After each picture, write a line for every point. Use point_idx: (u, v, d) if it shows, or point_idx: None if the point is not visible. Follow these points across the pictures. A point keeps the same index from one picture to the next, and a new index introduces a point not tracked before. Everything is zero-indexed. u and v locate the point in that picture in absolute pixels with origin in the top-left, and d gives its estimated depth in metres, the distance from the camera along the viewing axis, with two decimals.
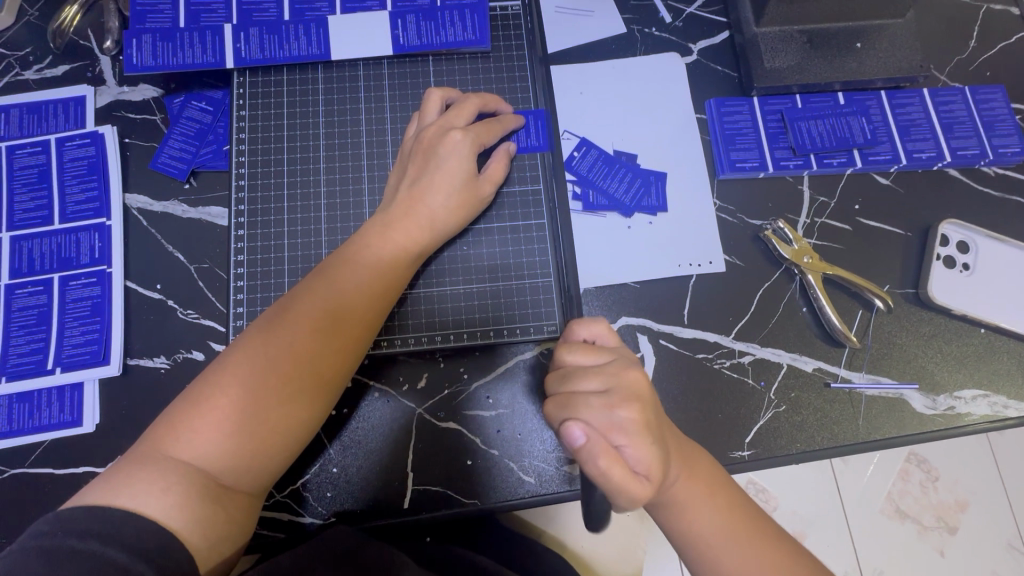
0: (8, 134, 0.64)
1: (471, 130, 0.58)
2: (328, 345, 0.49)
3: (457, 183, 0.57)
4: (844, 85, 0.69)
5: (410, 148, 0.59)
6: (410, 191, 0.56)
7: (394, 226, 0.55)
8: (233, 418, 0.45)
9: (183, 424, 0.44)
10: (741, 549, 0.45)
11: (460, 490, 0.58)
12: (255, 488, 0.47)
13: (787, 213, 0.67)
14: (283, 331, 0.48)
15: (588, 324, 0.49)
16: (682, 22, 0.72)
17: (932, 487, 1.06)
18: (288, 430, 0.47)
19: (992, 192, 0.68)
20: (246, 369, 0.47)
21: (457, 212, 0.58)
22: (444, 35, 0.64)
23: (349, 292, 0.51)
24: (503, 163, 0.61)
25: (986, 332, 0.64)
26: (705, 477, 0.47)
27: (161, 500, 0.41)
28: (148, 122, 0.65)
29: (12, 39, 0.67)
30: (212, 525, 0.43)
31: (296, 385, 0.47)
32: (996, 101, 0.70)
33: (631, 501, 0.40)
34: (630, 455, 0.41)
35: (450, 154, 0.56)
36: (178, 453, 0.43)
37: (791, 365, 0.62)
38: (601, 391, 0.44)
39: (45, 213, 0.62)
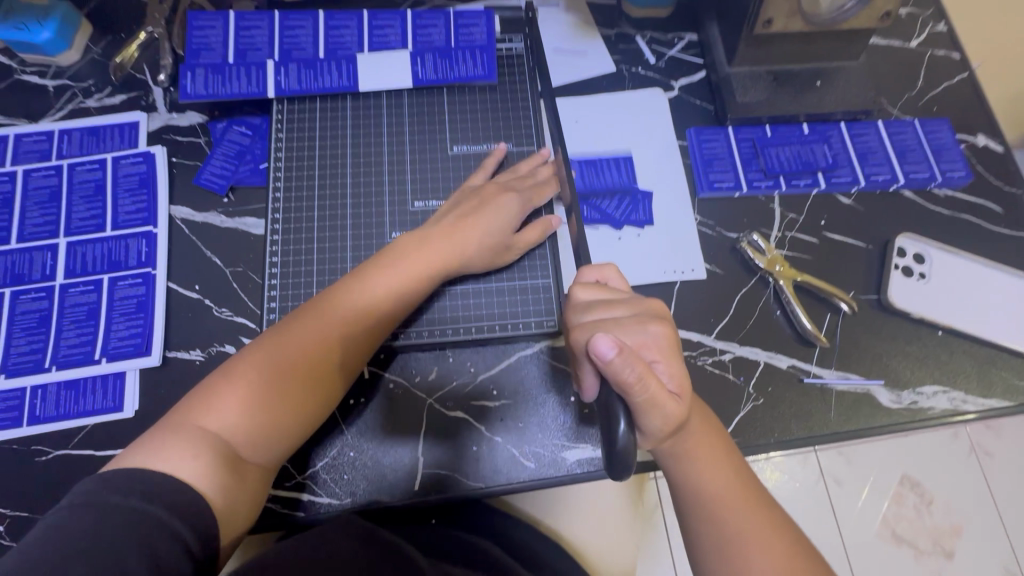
0: (69, 152, 0.73)
1: (524, 194, 0.68)
2: (347, 347, 0.57)
3: (497, 228, 0.65)
4: (808, 117, 0.78)
5: (467, 193, 0.68)
6: (455, 222, 0.65)
7: (417, 252, 0.62)
8: (254, 399, 0.52)
9: (211, 401, 0.51)
10: (744, 507, 0.49)
11: (466, 474, 0.64)
12: (264, 462, 0.53)
13: (760, 227, 0.75)
14: (311, 331, 0.56)
15: (599, 268, 0.56)
16: (664, 62, 0.82)
17: (926, 509, 1.27)
18: (303, 415, 0.54)
19: (942, 210, 0.76)
20: (270, 355, 0.54)
21: (487, 248, 0.65)
22: (457, 70, 0.74)
23: (368, 301, 0.59)
24: (539, 230, 0.68)
25: (944, 333, 0.71)
26: (719, 442, 0.52)
27: (188, 463, 0.47)
28: (193, 143, 0.74)
29: (77, 72, 0.77)
30: (233, 485, 0.49)
31: (315, 379, 0.55)
32: (942, 132, 0.79)
33: (664, 416, 0.46)
34: (662, 371, 0.49)
35: (503, 208, 0.66)
36: (205, 425, 0.50)
37: (767, 362, 0.69)
38: (630, 316, 0.51)
39: (99, 221, 0.70)
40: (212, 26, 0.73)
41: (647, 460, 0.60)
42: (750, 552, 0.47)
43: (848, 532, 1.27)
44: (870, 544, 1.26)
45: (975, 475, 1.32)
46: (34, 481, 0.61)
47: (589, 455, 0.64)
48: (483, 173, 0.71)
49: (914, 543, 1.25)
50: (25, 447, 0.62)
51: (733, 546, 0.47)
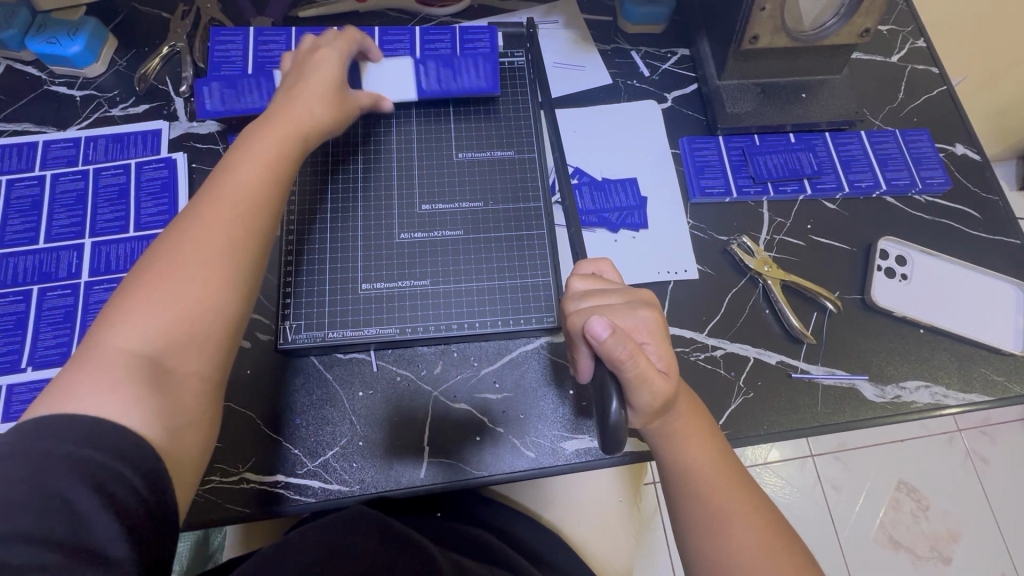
0: (95, 158, 0.77)
1: (336, 44, 0.69)
2: (228, 221, 0.54)
3: (332, 86, 0.66)
4: (794, 127, 0.82)
5: (287, 70, 0.69)
6: (285, 103, 0.64)
7: (275, 125, 0.62)
8: (155, 306, 0.49)
9: (110, 322, 0.49)
10: (727, 487, 0.52)
11: (470, 463, 0.66)
12: (200, 370, 0.51)
13: (749, 230, 0.79)
14: (186, 227, 0.53)
15: (594, 262, 0.60)
16: (658, 75, 0.87)
17: (922, 515, 1.33)
18: (213, 304, 0.51)
19: (923, 215, 0.80)
20: (164, 265, 0.51)
21: (331, 112, 0.66)
22: (459, 81, 0.78)
23: (237, 180, 0.57)
24: (370, 99, 0.72)
25: (925, 331, 0.74)
26: (705, 425, 0.55)
27: (106, 395, 0.44)
28: (212, 150, 0.78)
29: (103, 83, 0.81)
30: (162, 402, 0.46)
31: (213, 265, 0.52)
32: (922, 141, 0.83)
33: (652, 391, 0.49)
34: (652, 351, 0.52)
35: (323, 61, 0.67)
36: (109, 348, 0.47)
37: (757, 357, 0.72)
38: (622, 303, 0.55)
39: (122, 223, 0.73)
40: (233, 40, 0.78)
41: (640, 449, 0.63)
42: (732, 529, 0.50)
43: (844, 535, 1.31)
44: (869, 549, 1.30)
45: (975, 479, 1.36)
46: None
47: (587, 445, 0.67)
48: (288, 63, 0.71)
49: (912, 549, 1.30)
50: None
51: (717, 523, 0.50)
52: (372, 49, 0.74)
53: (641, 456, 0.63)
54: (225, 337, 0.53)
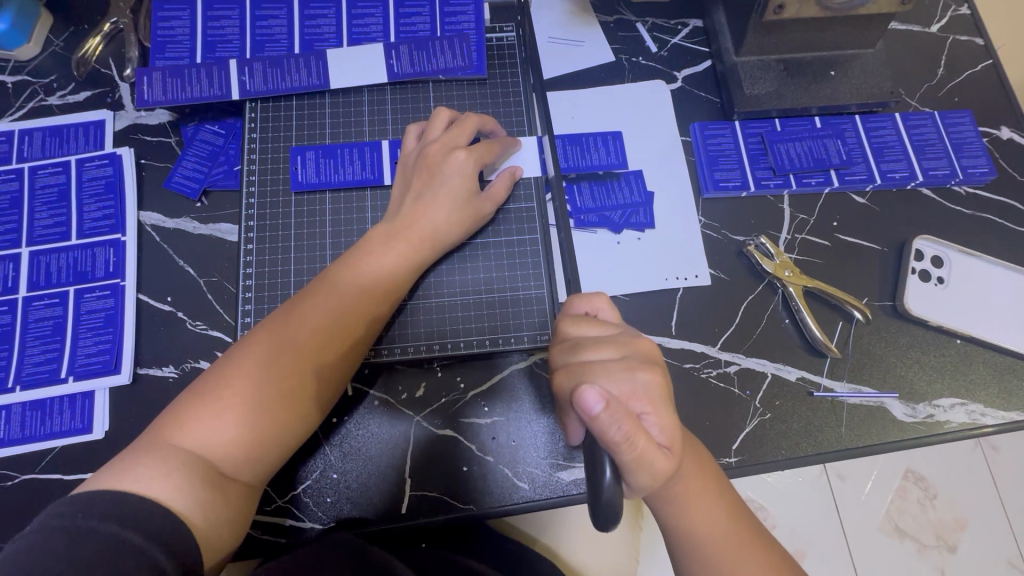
0: (31, 155, 0.68)
1: (474, 150, 0.61)
2: (329, 343, 0.52)
3: (457, 199, 0.60)
4: (820, 110, 0.73)
5: (414, 162, 0.61)
6: (414, 204, 0.59)
7: (398, 232, 0.58)
8: (240, 410, 0.47)
9: (189, 415, 0.47)
10: (738, 555, 0.46)
11: (457, 496, 0.60)
12: (254, 480, 0.48)
13: (768, 229, 0.70)
14: (292, 330, 0.51)
15: (588, 298, 0.51)
16: (667, 51, 0.77)
17: (930, 504, 1.13)
18: (285, 427, 0.49)
19: (963, 210, 0.72)
20: (258, 363, 0.49)
21: (458, 221, 0.60)
22: (435, 63, 0.69)
23: (347, 299, 0.54)
24: (505, 181, 0.64)
25: (962, 342, 0.67)
26: (711, 480, 0.49)
27: (161, 484, 0.42)
28: (163, 144, 0.69)
29: (38, 67, 0.72)
30: (219, 508, 0.45)
31: (297, 387, 0.50)
32: (964, 125, 0.74)
33: (651, 473, 0.43)
34: (652, 423, 0.44)
35: (454, 172, 0.59)
36: (183, 444, 0.45)
37: (775, 374, 0.65)
38: (617, 359, 0.46)
39: (63, 229, 0.65)
40: (178, 17, 0.69)
41: None
42: None
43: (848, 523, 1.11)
44: (872, 539, 1.11)
45: (992, 465, 1.16)
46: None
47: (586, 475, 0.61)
48: (414, 138, 0.64)
49: (918, 537, 1.11)
50: None
51: None
52: (512, 141, 0.66)
53: None
54: (289, 450, 0.51)
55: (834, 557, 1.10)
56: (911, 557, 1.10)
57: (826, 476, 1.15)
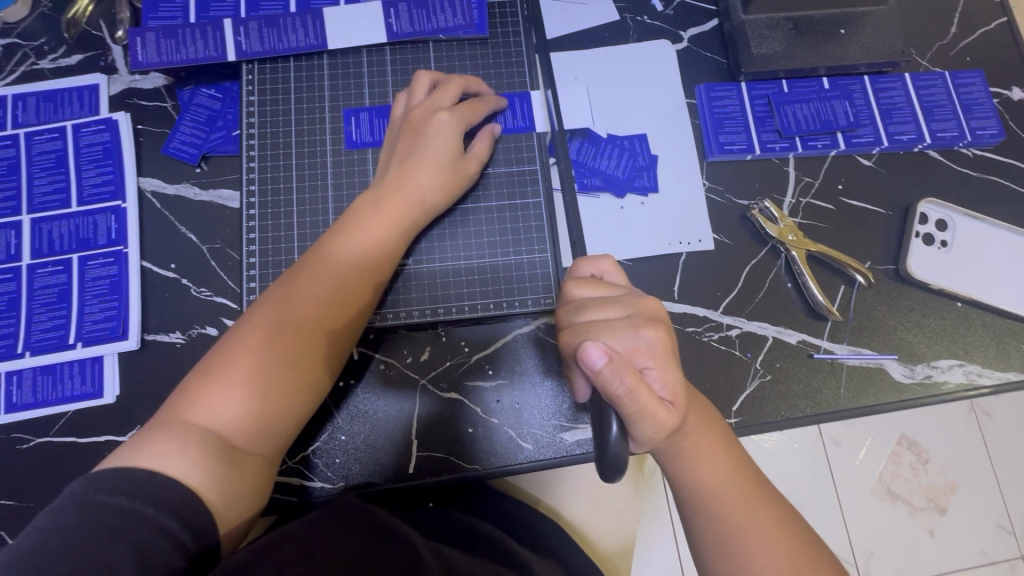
0: (26, 121, 0.67)
1: (456, 110, 0.61)
2: (328, 314, 0.53)
3: (443, 162, 0.60)
4: (828, 70, 0.71)
5: (397, 128, 0.61)
6: (400, 170, 0.59)
7: (383, 200, 0.58)
8: (246, 387, 0.48)
9: (197, 393, 0.47)
10: (746, 505, 0.47)
11: (462, 456, 0.62)
12: (268, 452, 0.49)
13: (773, 193, 0.70)
14: (288, 304, 0.51)
15: (594, 261, 0.52)
16: (673, 9, 0.74)
17: (921, 467, 1.15)
18: (292, 399, 0.50)
19: (970, 172, 0.71)
20: (259, 339, 0.49)
21: (449, 187, 0.60)
22: (435, 22, 0.67)
23: (342, 272, 0.54)
24: (487, 141, 0.64)
25: (963, 305, 0.67)
26: (718, 436, 0.50)
27: (179, 459, 0.43)
28: (159, 109, 0.68)
29: (27, 29, 0.70)
30: (236, 481, 0.45)
31: (302, 358, 0.51)
32: (975, 85, 0.73)
33: (654, 426, 0.44)
34: (654, 378, 0.45)
35: (436, 135, 0.59)
36: (196, 420, 0.46)
37: (776, 337, 0.66)
38: (622, 318, 0.47)
39: (63, 197, 0.65)
40: None
41: None
42: (752, 550, 0.45)
43: (842, 487, 1.14)
44: (864, 502, 1.14)
45: (986, 431, 1.18)
46: (17, 470, 0.59)
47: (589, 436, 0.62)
48: (402, 102, 0.63)
49: (909, 499, 1.14)
50: (5, 436, 0.60)
51: (733, 543, 0.46)
52: (495, 99, 0.65)
53: None
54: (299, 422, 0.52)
55: (828, 520, 1.12)
56: (902, 519, 1.13)
57: (821, 442, 1.17)
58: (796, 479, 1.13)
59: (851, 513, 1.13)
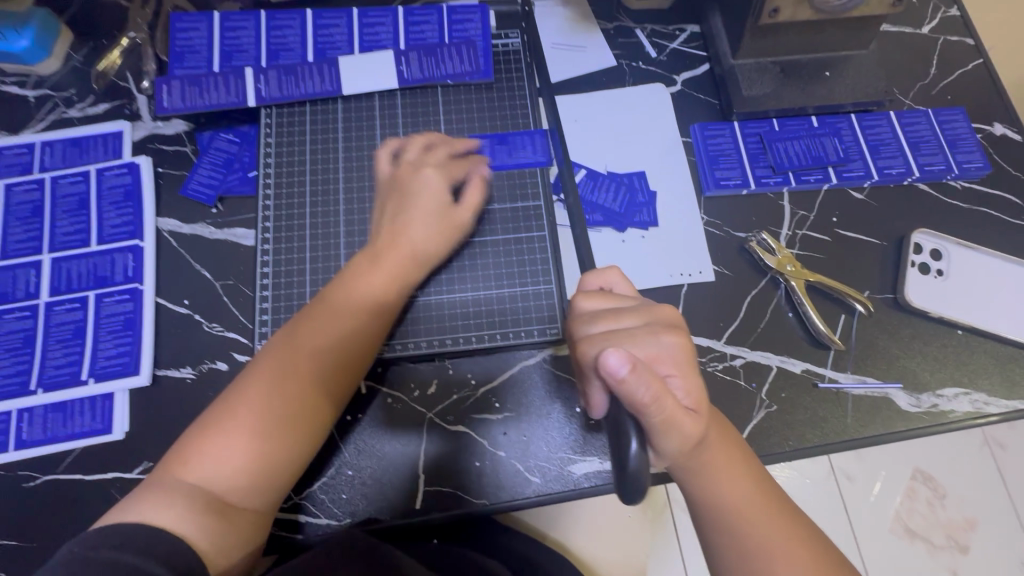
0: (52, 165, 0.70)
1: (439, 167, 0.64)
2: (329, 363, 0.54)
3: (433, 214, 0.62)
4: (817, 109, 0.75)
5: (385, 184, 0.64)
6: (394, 224, 0.61)
7: (387, 251, 0.60)
8: (239, 443, 0.49)
9: (195, 450, 0.48)
10: (767, 528, 0.46)
11: (470, 490, 0.61)
12: (265, 505, 0.50)
13: (769, 226, 0.72)
14: (289, 354, 0.53)
15: (600, 274, 0.54)
16: (666, 55, 0.79)
17: (938, 504, 1.17)
18: (290, 453, 0.51)
19: (959, 203, 0.73)
20: (255, 395, 0.50)
21: (442, 237, 0.63)
22: (444, 68, 0.71)
23: (341, 322, 0.55)
24: (479, 192, 0.65)
25: (963, 333, 0.68)
26: (734, 450, 0.50)
27: (175, 521, 0.45)
28: (179, 152, 0.71)
29: (58, 81, 0.74)
30: (231, 536, 0.47)
31: (301, 410, 0.51)
32: (958, 122, 0.76)
33: (679, 434, 0.44)
34: (678, 385, 0.46)
35: (422, 188, 0.62)
36: (193, 478, 0.47)
37: (780, 366, 0.66)
38: (641, 326, 0.48)
39: (84, 236, 0.67)
40: (196, 28, 0.72)
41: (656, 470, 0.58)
42: (775, 566, 0.45)
43: (859, 527, 1.16)
44: (881, 541, 1.15)
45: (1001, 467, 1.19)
46: (22, 509, 0.59)
47: (597, 468, 0.62)
48: (388, 158, 0.65)
49: (928, 538, 1.15)
50: (12, 474, 0.59)
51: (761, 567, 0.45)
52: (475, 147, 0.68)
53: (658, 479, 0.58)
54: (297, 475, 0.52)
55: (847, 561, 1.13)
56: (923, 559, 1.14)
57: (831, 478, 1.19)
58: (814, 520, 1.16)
59: (870, 553, 1.14)
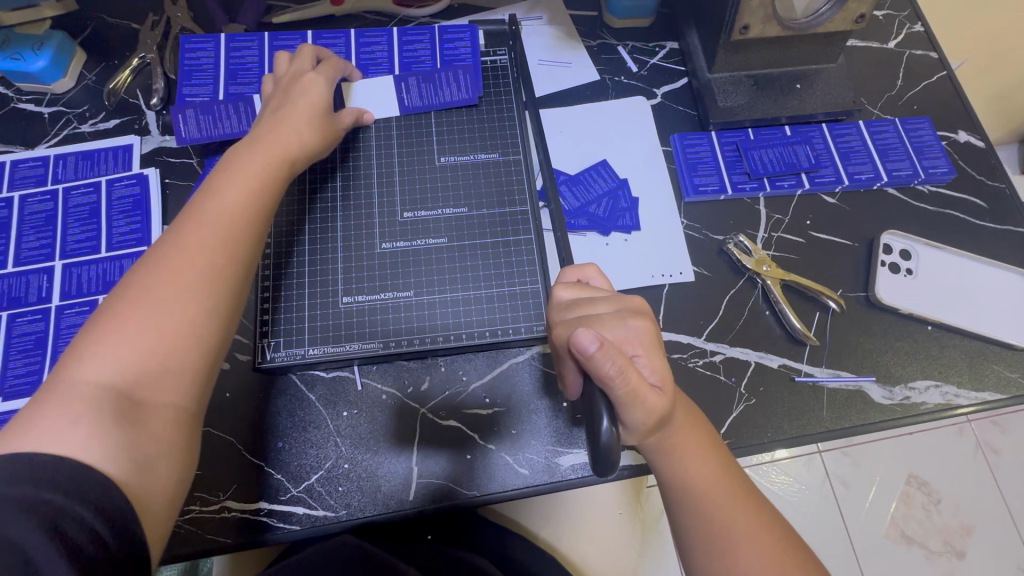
0: (65, 177, 0.74)
1: (321, 69, 0.68)
2: (218, 250, 0.53)
3: (315, 109, 0.65)
4: (789, 119, 0.79)
5: (270, 93, 0.68)
6: (272, 122, 0.63)
7: (261, 151, 0.60)
8: (132, 335, 0.47)
9: (77, 356, 0.45)
10: (730, 508, 0.49)
11: (461, 482, 0.64)
12: (178, 402, 0.48)
13: (746, 228, 0.76)
14: (160, 270, 0.50)
15: (578, 269, 0.58)
16: (646, 70, 0.84)
17: (934, 509, 1.23)
18: (190, 339, 0.49)
19: (926, 206, 0.77)
20: (141, 289, 0.49)
21: (317, 136, 0.65)
22: (441, 95, 0.76)
23: (225, 208, 0.55)
24: (352, 117, 0.71)
25: (934, 328, 0.71)
26: (703, 436, 0.53)
27: (70, 431, 0.41)
28: (186, 164, 0.75)
29: (71, 99, 0.78)
30: (140, 439, 0.44)
31: (196, 292, 0.50)
32: (924, 130, 0.80)
33: (645, 408, 0.47)
34: (644, 364, 0.49)
35: (309, 89, 0.65)
36: (82, 382, 0.44)
37: (758, 362, 0.69)
38: (611, 312, 0.52)
39: (94, 244, 0.71)
40: (203, 48, 0.76)
41: (637, 462, 0.61)
42: (735, 543, 0.48)
43: (855, 532, 1.22)
44: (878, 545, 1.21)
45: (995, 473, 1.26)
46: None
47: (583, 460, 0.64)
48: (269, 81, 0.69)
49: (925, 543, 1.21)
50: None
51: (722, 543, 0.48)
52: (351, 67, 0.74)
53: (639, 470, 0.60)
54: (208, 365, 0.50)
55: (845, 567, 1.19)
56: (921, 564, 1.19)
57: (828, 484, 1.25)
58: (812, 527, 1.21)
59: (867, 557, 1.20)
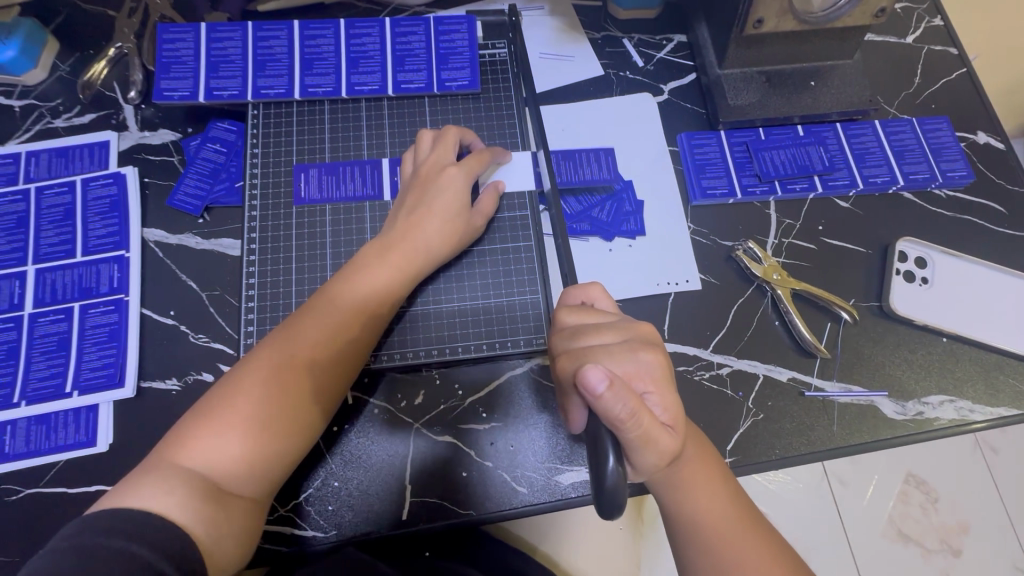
0: (38, 175, 0.70)
1: (463, 165, 0.64)
2: (330, 357, 0.54)
3: (447, 214, 0.62)
4: (802, 118, 0.75)
5: (409, 181, 0.65)
6: (406, 220, 0.62)
7: (386, 254, 0.60)
8: (243, 426, 0.49)
9: (191, 436, 0.48)
10: (738, 544, 0.46)
11: (456, 500, 0.61)
12: (256, 493, 0.50)
13: (756, 234, 0.72)
14: (275, 361, 0.52)
15: (583, 288, 0.54)
16: (653, 65, 0.79)
17: (931, 507, 1.22)
18: (285, 440, 0.51)
19: (943, 212, 0.74)
20: (258, 382, 0.51)
21: (443, 242, 0.62)
22: (439, 78, 0.73)
23: (348, 308, 0.56)
24: (492, 198, 0.66)
25: (948, 340, 0.68)
26: (711, 468, 0.50)
27: (165, 498, 0.44)
28: (166, 162, 0.71)
29: (44, 91, 0.74)
30: (224, 521, 0.46)
31: (298, 394, 0.52)
32: (942, 131, 0.77)
33: (655, 449, 0.44)
34: (653, 401, 0.47)
35: (448, 186, 0.63)
36: (188, 462, 0.46)
37: (766, 375, 0.66)
38: (619, 342, 0.49)
39: (69, 247, 0.67)
40: (182, 38, 0.72)
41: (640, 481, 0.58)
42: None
43: (854, 533, 1.20)
44: (876, 545, 1.20)
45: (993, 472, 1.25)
46: (4, 523, 0.58)
47: (584, 478, 0.62)
48: (410, 160, 0.67)
49: (922, 542, 1.20)
50: None
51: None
52: (502, 152, 0.69)
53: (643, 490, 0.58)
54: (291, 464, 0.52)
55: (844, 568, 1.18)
56: (918, 564, 1.18)
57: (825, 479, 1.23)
58: (811, 527, 1.20)
59: (866, 558, 1.19)
